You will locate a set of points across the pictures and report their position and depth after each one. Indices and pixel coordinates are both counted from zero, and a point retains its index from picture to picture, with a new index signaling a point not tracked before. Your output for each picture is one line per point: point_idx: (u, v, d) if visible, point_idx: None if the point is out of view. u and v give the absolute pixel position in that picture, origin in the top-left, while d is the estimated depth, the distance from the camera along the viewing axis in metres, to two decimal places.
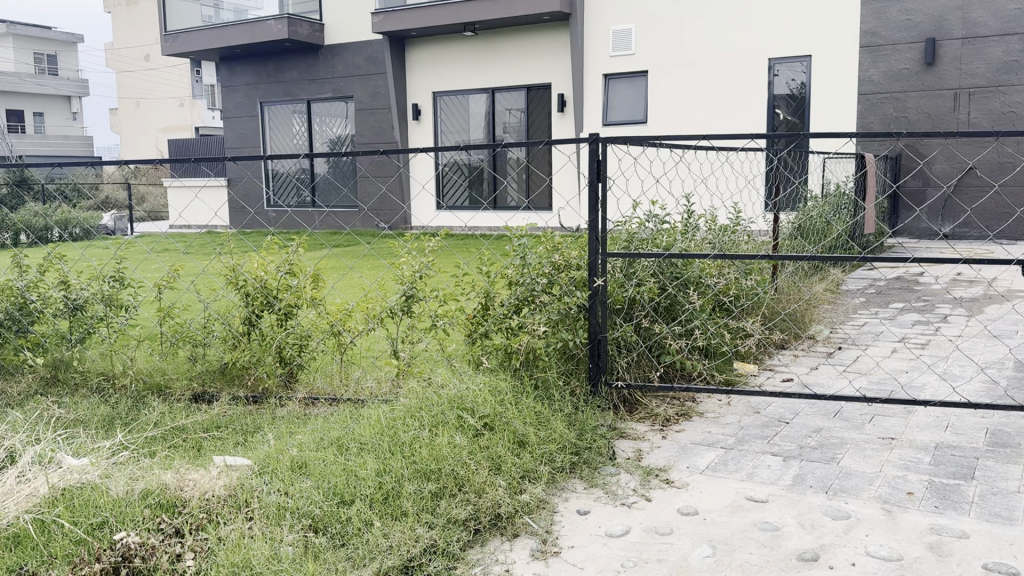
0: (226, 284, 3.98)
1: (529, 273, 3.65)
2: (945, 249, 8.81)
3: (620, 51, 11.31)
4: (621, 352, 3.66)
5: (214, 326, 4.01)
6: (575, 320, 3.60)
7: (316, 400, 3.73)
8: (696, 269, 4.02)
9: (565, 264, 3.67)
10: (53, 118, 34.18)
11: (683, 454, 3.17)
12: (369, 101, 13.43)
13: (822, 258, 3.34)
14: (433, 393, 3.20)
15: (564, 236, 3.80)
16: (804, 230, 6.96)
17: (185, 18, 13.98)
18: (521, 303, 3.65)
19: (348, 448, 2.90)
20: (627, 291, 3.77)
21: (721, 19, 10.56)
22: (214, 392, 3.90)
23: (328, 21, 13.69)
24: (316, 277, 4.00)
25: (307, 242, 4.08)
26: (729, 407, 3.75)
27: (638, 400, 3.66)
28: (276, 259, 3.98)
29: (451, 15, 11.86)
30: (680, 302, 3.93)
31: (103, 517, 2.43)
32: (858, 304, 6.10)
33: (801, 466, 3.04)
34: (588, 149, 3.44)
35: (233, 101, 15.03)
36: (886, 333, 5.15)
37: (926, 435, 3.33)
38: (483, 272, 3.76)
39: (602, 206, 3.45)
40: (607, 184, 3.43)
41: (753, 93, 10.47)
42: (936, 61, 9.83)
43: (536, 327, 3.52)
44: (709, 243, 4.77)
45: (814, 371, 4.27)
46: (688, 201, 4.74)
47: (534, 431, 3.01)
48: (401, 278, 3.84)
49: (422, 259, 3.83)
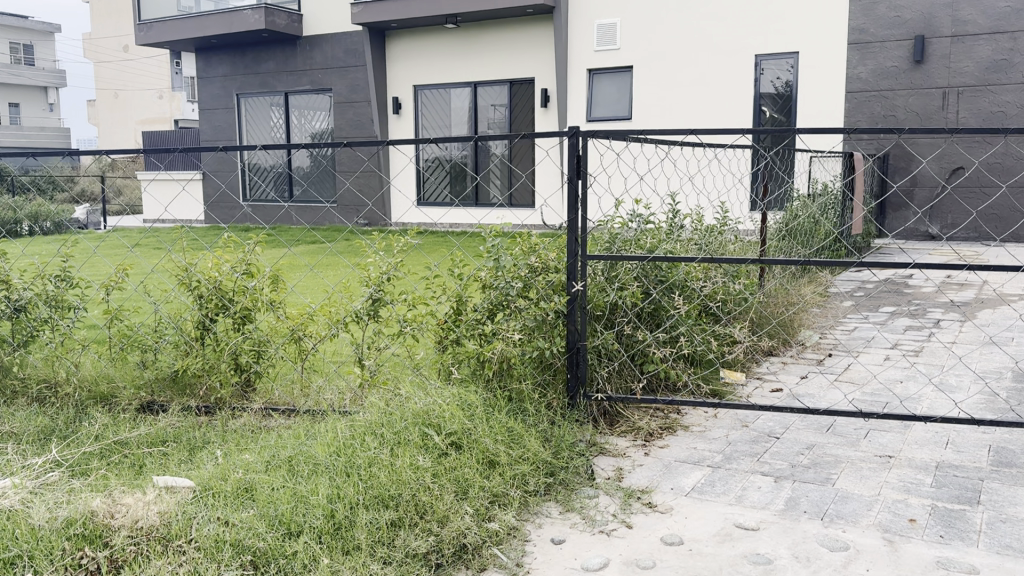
0: (178, 285, 3.72)
1: (503, 276, 3.39)
2: (934, 251, 8.64)
3: (604, 46, 11.07)
4: (601, 361, 3.41)
5: (165, 331, 3.76)
6: (552, 326, 3.35)
7: (273, 411, 3.49)
8: (682, 272, 3.81)
9: (542, 267, 3.42)
10: (29, 109, 33.70)
11: (667, 473, 2.93)
12: (347, 94, 13.14)
13: (815, 262, 3.12)
14: (397, 406, 2.94)
15: (541, 238, 3.55)
16: (791, 232, 6.76)
17: (160, 8, 13.63)
18: (496, 308, 3.41)
19: (299, 469, 2.65)
20: (609, 295, 3.50)
21: (707, 13, 10.35)
22: (163, 402, 3.64)
23: (306, 12, 13.38)
24: (276, 277, 3.73)
25: (265, 240, 3.79)
26: (716, 420, 3.50)
27: (619, 413, 3.41)
28: (232, 259, 3.70)
29: (431, 7, 11.57)
30: (665, 308, 3.70)
31: (15, 551, 2.19)
32: (847, 308, 5.90)
33: (794, 488, 2.80)
34: (567, 143, 3.19)
35: (209, 93, 14.70)
36: (878, 339, 4.95)
37: (925, 452, 3.12)
38: (454, 275, 3.51)
39: (581, 205, 3.21)
40: (587, 181, 3.20)
41: (740, 90, 10.26)
42: (925, 59, 9.65)
43: (510, 335, 3.28)
44: (695, 243, 4.55)
45: (805, 381, 4.05)
46: (674, 200, 4.51)
47: (506, 449, 2.75)
48: (367, 280, 3.59)
49: (390, 259, 3.58)
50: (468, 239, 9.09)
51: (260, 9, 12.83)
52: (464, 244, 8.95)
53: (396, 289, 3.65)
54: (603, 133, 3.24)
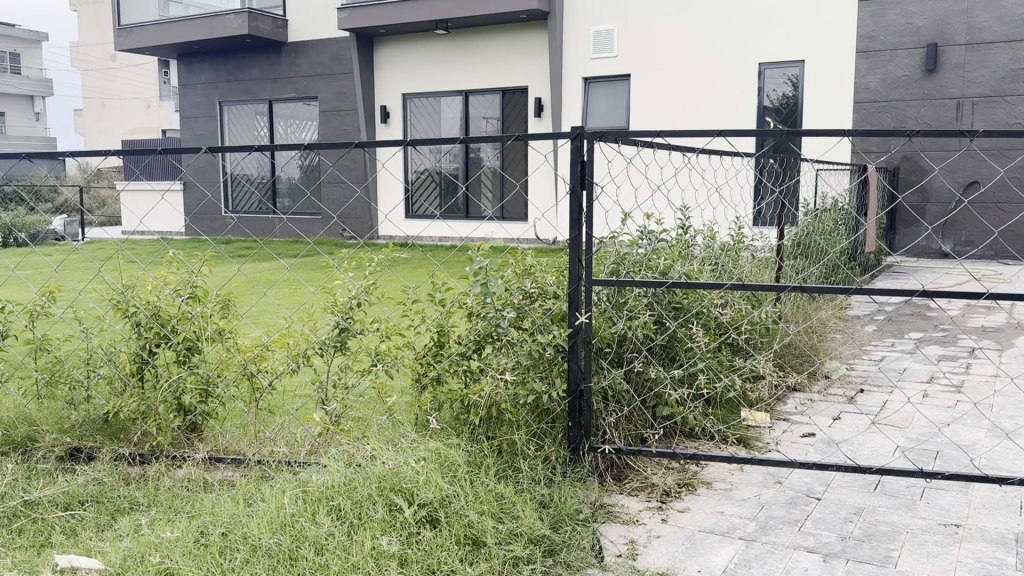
0: (113, 311, 3.18)
1: (492, 305, 2.84)
2: (951, 269, 8.14)
3: (600, 53, 10.59)
4: (609, 405, 2.86)
5: (98, 364, 3.23)
6: (550, 363, 2.83)
7: (221, 461, 2.97)
8: (699, 297, 3.30)
9: (538, 293, 2.87)
10: (15, 117, 33.19)
11: (691, 549, 2.39)
12: (334, 102, 12.64)
13: (866, 290, 2.61)
14: (359, 465, 2.40)
15: (538, 259, 3.03)
16: (805, 249, 6.24)
17: (139, 12, 13.15)
18: (483, 341, 2.88)
19: (232, 556, 2.12)
20: (616, 326, 2.96)
21: (708, 19, 9.89)
22: (92, 448, 3.11)
23: (292, 18, 12.89)
24: (226, 302, 3.20)
25: (214, 257, 3.26)
26: (743, 474, 2.97)
27: (628, 466, 2.87)
28: (174, 281, 3.18)
29: (421, 12, 11.09)
30: (680, 338, 3.18)
31: None
32: (870, 334, 5.37)
33: (849, 571, 2.27)
34: (570, 147, 2.68)
35: (190, 100, 14.20)
36: (911, 372, 4.44)
37: (998, 521, 2.59)
38: (435, 301, 2.98)
39: (585, 220, 2.71)
40: (593, 192, 2.68)
41: (744, 99, 9.80)
42: (938, 68, 9.20)
43: (501, 373, 2.75)
44: (708, 261, 4.03)
45: (838, 424, 3.55)
46: (684, 214, 3.99)
47: (494, 524, 2.22)
48: (332, 307, 3.06)
49: (359, 282, 3.05)
50: (459, 257, 8.68)
51: (243, 13, 12.34)
52: (455, 261, 8.54)
53: (367, 317, 3.12)
54: (610, 135, 2.74)
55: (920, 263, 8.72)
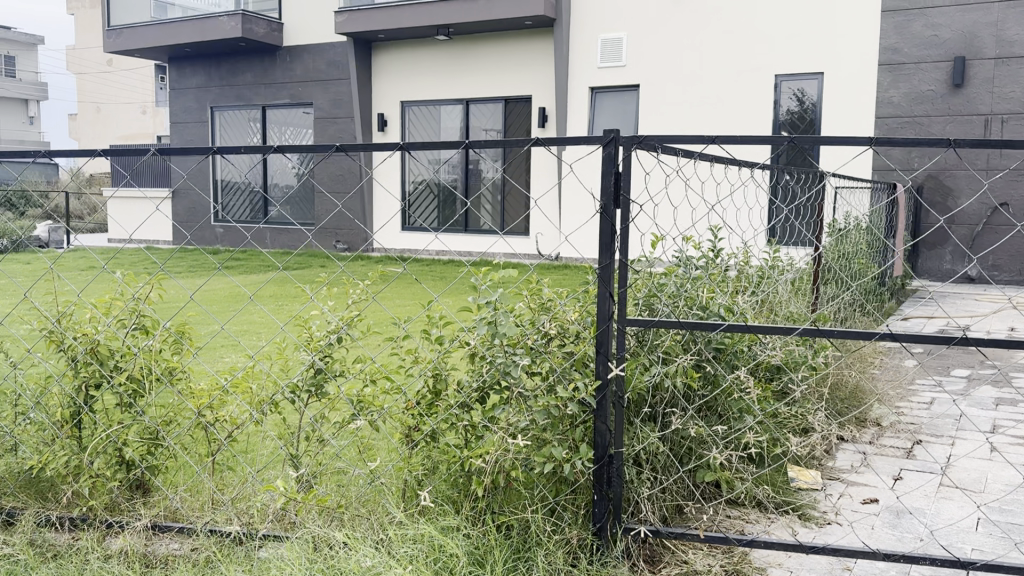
0: (44, 345, 2.64)
1: (499, 348, 2.32)
2: (982, 296, 7.60)
3: (609, 62, 10.11)
4: (642, 474, 2.33)
5: (26, 408, 2.70)
6: (572, 421, 2.30)
7: (166, 531, 2.45)
8: (744, 337, 2.78)
9: (558, 334, 2.36)
10: (7, 121, 32.57)
11: None
12: (329, 109, 12.13)
13: (970, 340, 2.07)
14: None
15: (556, 289, 2.50)
16: (836, 273, 5.63)
17: (130, 13, 12.67)
18: (489, 392, 2.35)
19: None
20: (652, 376, 2.41)
21: (723, 28, 9.42)
22: (14, 510, 2.59)
23: (288, 22, 12.41)
24: (180, 334, 2.67)
25: (166, 278, 2.72)
26: (802, 557, 2.43)
27: (663, 548, 2.34)
28: (117, 308, 2.64)
29: (421, 16, 10.61)
30: (724, 385, 2.65)
31: None
32: (913, 369, 4.82)
33: None
34: (602, 157, 2.15)
35: (181, 105, 13.68)
36: (971, 420, 3.89)
37: None
38: (430, 340, 2.46)
39: (620, 244, 2.18)
40: (630, 211, 2.16)
41: (759, 112, 9.33)
42: (965, 82, 8.69)
43: (510, 436, 2.24)
44: (745, 289, 3.48)
45: (902, 487, 3.01)
46: (716, 234, 3.40)
47: None
48: (305, 344, 2.54)
49: (338, 314, 2.53)
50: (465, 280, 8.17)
51: (237, 15, 11.86)
52: (459, 287, 8.02)
53: (347, 356, 2.60)
54: (655, 140, 2.20)
55: (946, 288, 8.20)
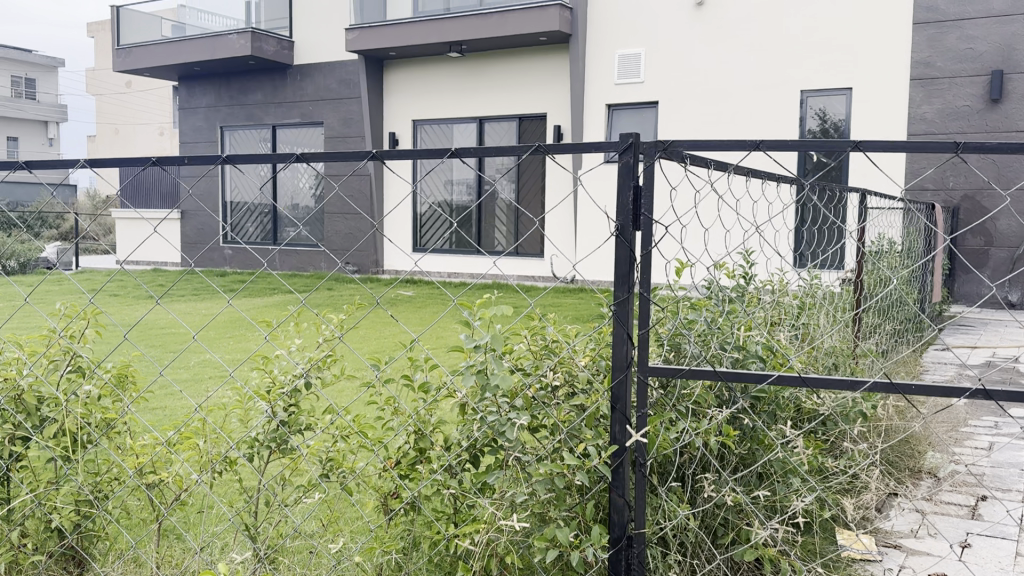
0: None
1: (491, 402, 1.90)
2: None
3: (626, 78, 9.72)
4: (667, 556, 1.91)
5: None
6: (581, 492, 1.88)
7: None
8: (786, 382, 2.35)
9: (565, 383, 1.94)
10: (29, 143, 32.68)
11: None
12: (339, 128, 11.84)
13: None
14: None
15: (564, 329, 2.07)
16: (877, 303, 5.13)
17: (141, 33, 12.47)
18: (480, 454, 1.94)
19: None
20: (680, 433, 1.98)
21: (747, 44, 9.04)
22: None
23: (299, 40, 12.15)
24: (122, 377, 2.28)
25: (105, 312, 2.32)
26: None
27: None
28: (48, 349, 2.25)
29: (434, 33, 10.30)
30: (763, 439, 2.22)
31: None
32: (964, 408, 4.34)
33: None
34: (616, 172, 1.74)
35: (191, 124, 13.45)
36: None
37: None
38: (409, 391, 2.04)
39: (641, 274, 1.77)
40: (652, 234, 1.75)
41: (784, 130, 8.93)
42: (1004, 97, 8.14)
43: (504, 512, 1.82)
44: (779, 320, 3.02)
45: (973, 558, 2.55)
46: (748, 255, 2.91)
47: None
48: (263, 392, 2.13)
49: (301, 357, 2.11)
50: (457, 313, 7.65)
51: (247, 33, 11.59)
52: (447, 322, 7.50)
53: (315, 404, 2.19)
54: (684, 149, 1.78)
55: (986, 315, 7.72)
